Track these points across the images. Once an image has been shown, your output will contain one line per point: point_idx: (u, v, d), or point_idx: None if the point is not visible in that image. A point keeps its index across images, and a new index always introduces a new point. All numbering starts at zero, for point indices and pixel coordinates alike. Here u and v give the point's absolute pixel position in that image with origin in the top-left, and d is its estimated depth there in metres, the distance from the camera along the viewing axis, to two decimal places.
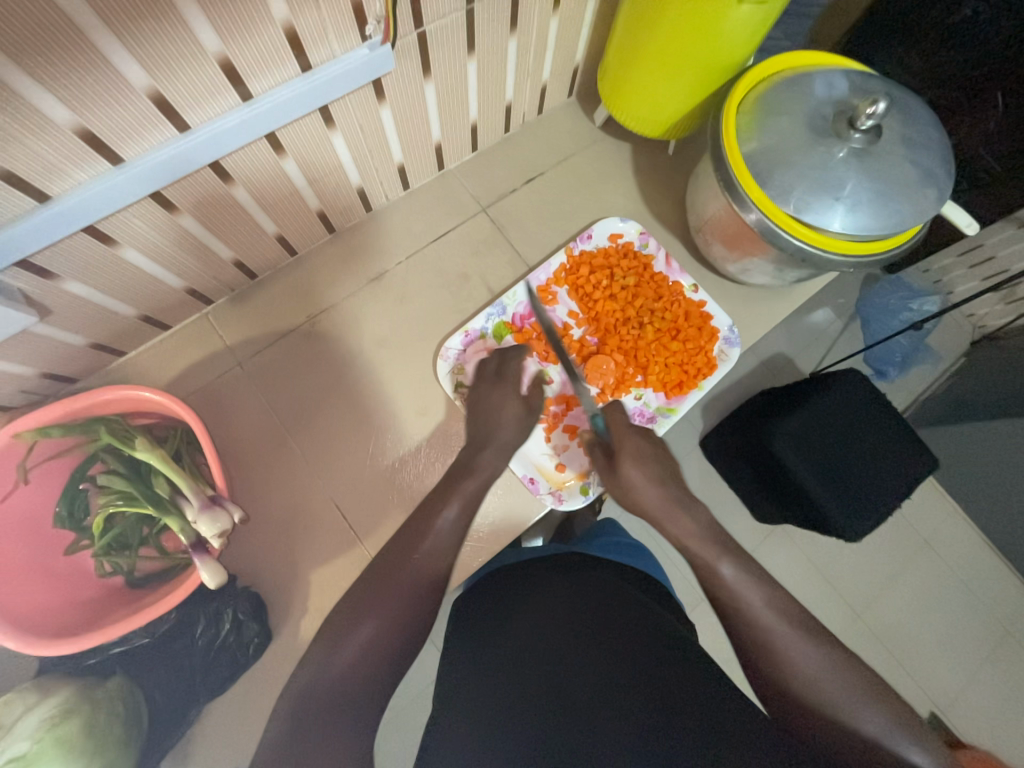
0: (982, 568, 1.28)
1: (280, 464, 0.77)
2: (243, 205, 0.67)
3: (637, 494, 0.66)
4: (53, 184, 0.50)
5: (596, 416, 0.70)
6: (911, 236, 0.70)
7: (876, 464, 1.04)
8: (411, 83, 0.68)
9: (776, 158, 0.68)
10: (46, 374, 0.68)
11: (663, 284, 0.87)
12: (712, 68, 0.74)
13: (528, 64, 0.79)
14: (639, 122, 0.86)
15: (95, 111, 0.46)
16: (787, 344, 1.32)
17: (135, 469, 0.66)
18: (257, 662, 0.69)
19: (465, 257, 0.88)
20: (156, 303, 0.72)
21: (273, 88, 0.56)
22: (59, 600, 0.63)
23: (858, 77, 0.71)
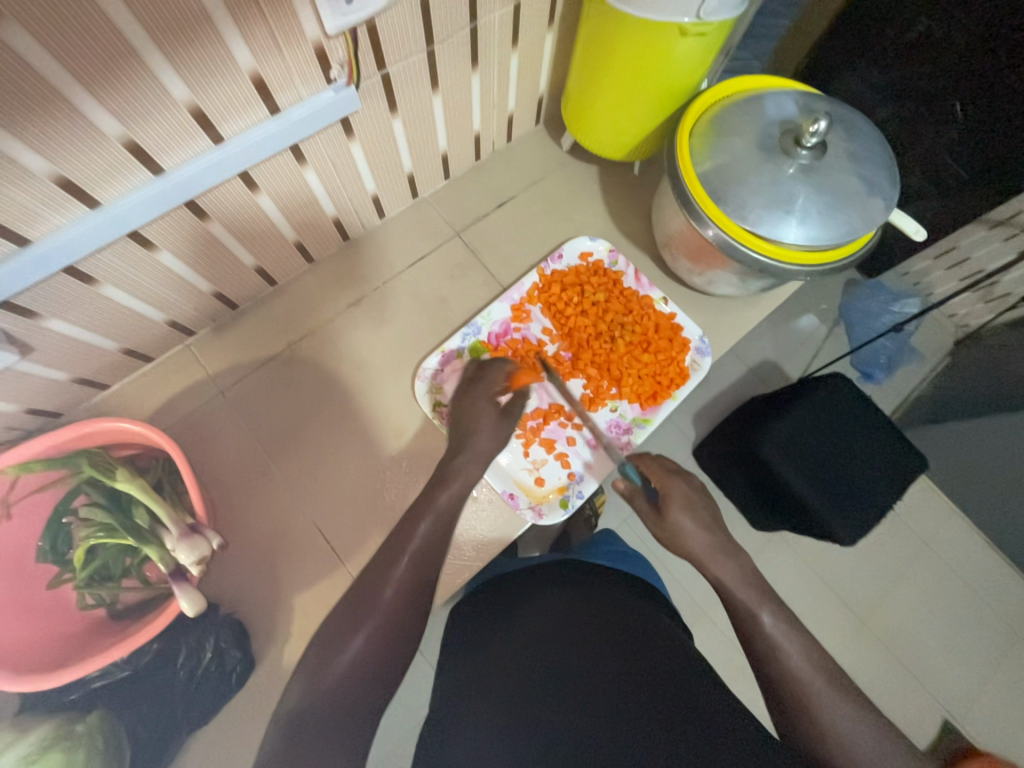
0: (978, 566, 1.28)
1: (262, 489, 0.78)
2: (220, 239, 0.70)
3: (684, 537, 0.68)
4: (32, 229, 0.52)
5: (628, 467, 0.75)
6: (864, 244, 0.73)
7: (859, 466, 1.05)
8: (379, 119, 0.71)
9: (729, 176, 0.71)
10: (30, 410, 0.70)
11: (633, 299, 0.89)
12: (665, 94, 0.78)
13: (493, 96, 0.84)
14: (603, 145, 0.90)
15: (71, 159, 0.49)
16: (768, 351, 1.34)
17: (117, 501, 0.67)
18: (241, 690, 0.69)
19: (442, 280, 0.91)
20: (139, 337, 0.74)
21: (244, 130, 0.59)
22: (40, 634, 0.63)
23: (803, 97, 0.75)
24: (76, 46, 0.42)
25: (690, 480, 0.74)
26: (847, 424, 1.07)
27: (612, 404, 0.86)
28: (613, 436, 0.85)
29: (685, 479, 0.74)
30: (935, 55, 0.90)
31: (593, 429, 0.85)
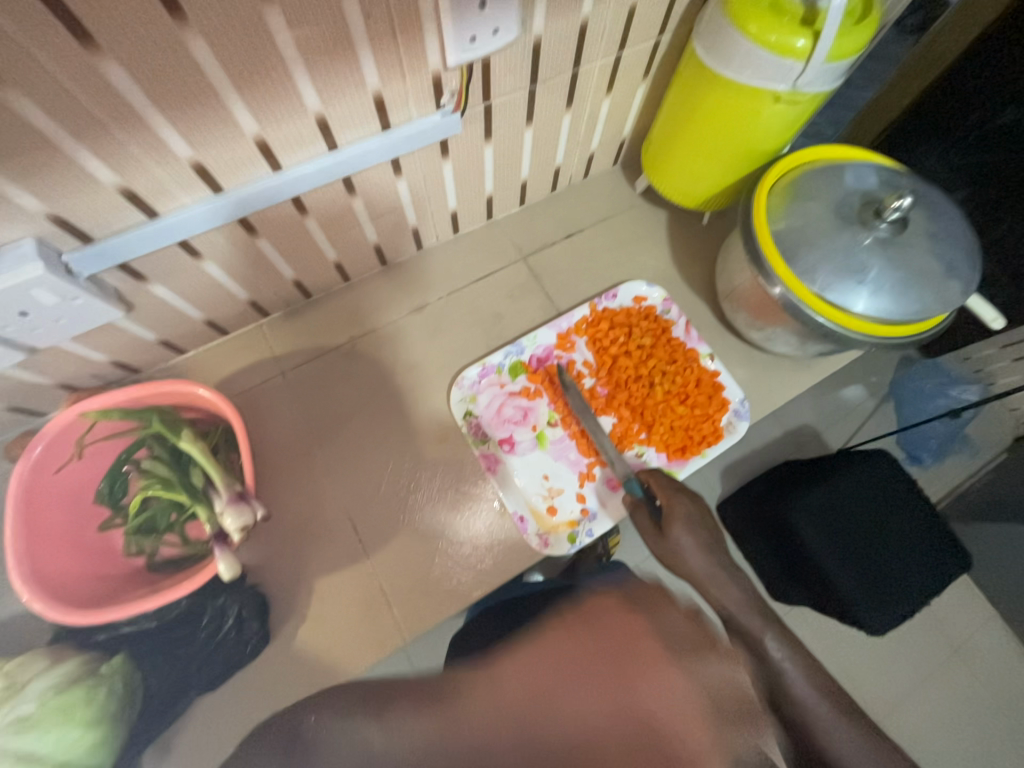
0: (1021, 684, 1.17)
1: (303, 470, 0.81)
2: (311, 233, 0.75)
3: (684, 558, 0.71)
4: (162, 203, 0.58)
5: (631, 479, 0.77)
6: (935, 324, 0.71)
7: (902, 551, 1.00)
8: (474, 144, 0.76)
9: (803, 239, 0.72)
10: (116, 362, 0.76)
11: (678, 349, 0.89)
12: (747, 152, 0.80)
13: (579, 135, 0.88)
14: (675, 192, 0.93)
15: (209, 149, 0.55)
16: (813, 417, 1.30)
17: (176, 458, 0.72)
18: (252, 662, 0.71)
19: (502, 298, 0.94)
20: (221, 311, 0.80)
21: (356, 141, 0.65)
22: (85, 571, 0.67)
23: (886, 172, 0.76)
24: (237, 54, 0.48)
25: (696, 501, 0.75)
26: (890, 503, 1.02)
27: (639, 449, 0.85)
28: None
29: (692, 500, 0.75)
30: (1017, 149, 0.91)
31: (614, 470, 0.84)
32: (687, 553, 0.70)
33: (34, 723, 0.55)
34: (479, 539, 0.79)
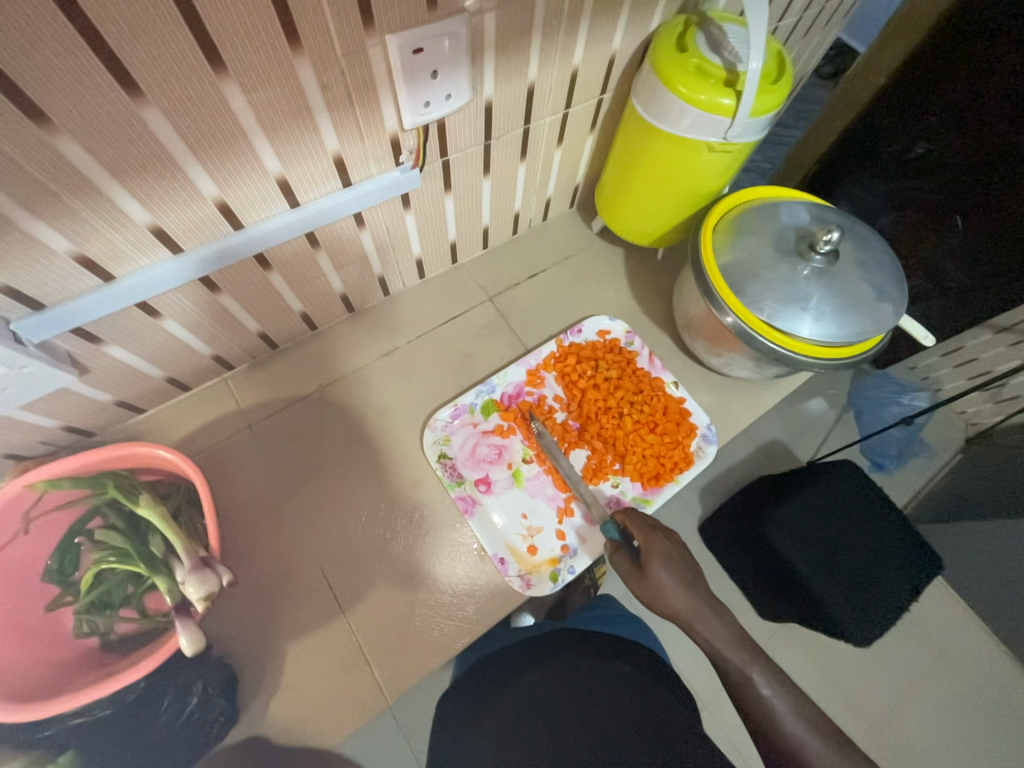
0: (1002, 683, 1.20)
1: (272, 527, 0.78)
2: (275, 286, 0.76)
3: (669, 597, 0.69)
4: (119, 267, 0.58)
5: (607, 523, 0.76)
6: (875, 344, 0.77)
7: (875, 561, 1.03)
8: (434, 195, 0.79)
9: (748, 271, 0.77)
10: (68, 427, 0.72)
11: (644, 378, 0.92)
12: (691, 194, 0.86)
13: (535, 182, 0.93)
14: (629, 231, 0.98)
15: (168, 212, 0.56)
16: (779, 434, 1.35)
17: (133, 525, 0.68)
18: (220, 742, 0.65)
19: (471, 338, 0.96)
20: (183, 368, 0.78)
21: (318, 198, 0.67)
22: (30, 659, 0.61)
23: (816, 208, 0.83)
24: (196, 125, 0.50)
25: (672, 537, 0.74)
26: (859, 513, 1.06)
27: (614, 480, 0.86)
28: None
29: (667, 536, 0.74)
30: (935, 174, 0.98)
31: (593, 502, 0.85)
32: (669, 592, 0.69)
33: None
34: (459, 584, 0.77)
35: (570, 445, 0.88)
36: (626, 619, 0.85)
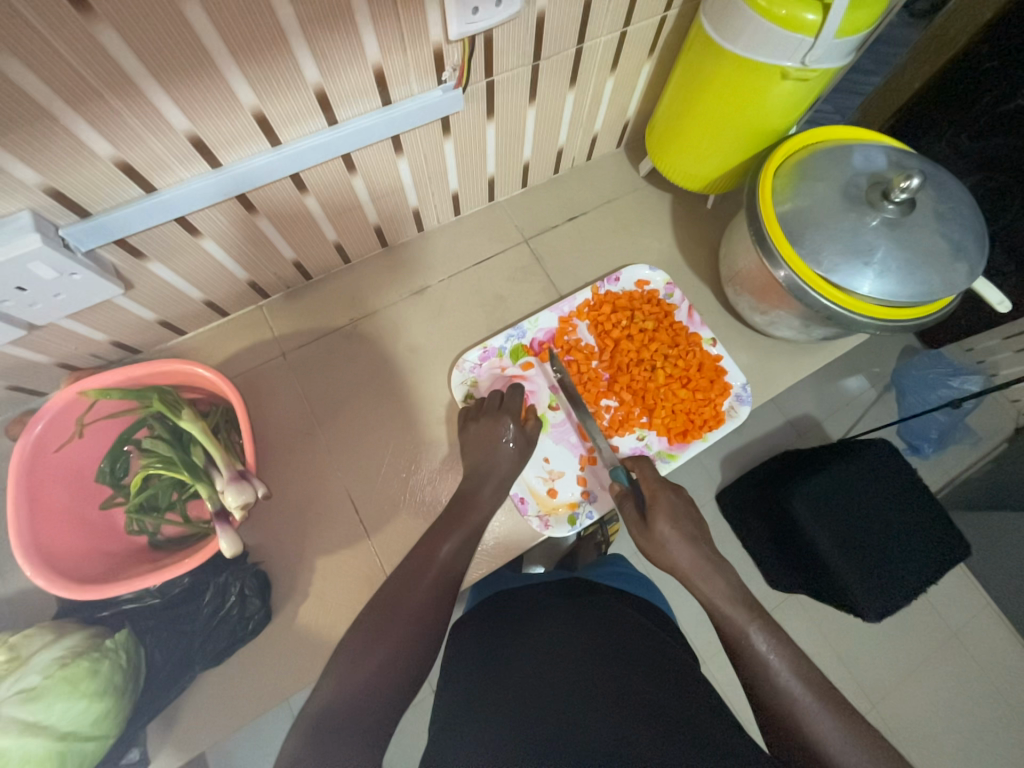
0: (1015, 670, 1.19)
1: (304, 451, 0.81)
2: (311, 213, 0.75)
3: (670, 549, 0.69)
4: (160, 178, 0.58)
5: (616, 466, 0.76)
6: (940, 308, 0.71)
7: (901, 538, 1.00)
8: (476, 122, 0.75)
9: (808, 220, 0.71)
10: (115, 342, 0.76)
11: (681, 333, 0.89)
12: (754, 132, 0.79)
13: (582, 115, 0.87)
14: (680, 174, 0.92)
15: (206, 121, 0.54)
16: (814, 406, 1.30)
17: (177, 437, 0.72)
18: (253, 639, 0.71)
19: (503, 281, 0.93)
20: (220, 292, 0.79)
21: (357, 116, 0.64)
22: (88, 548, 0.67)
23: (895, 153, 0.75)
24: (235, 23, 0.47)
25: (679, 493, 0.75)
26: (888, 490, 1.03)
27: (639, 433, 0.85)
28: None
29: (675, 493, 0.75)
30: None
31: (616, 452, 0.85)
32: (670, 543, 0.69)
33: (39, 694, 0.55)
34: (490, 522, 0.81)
35: (598, 396, 0.86)
36: (640, 579, 0.85)
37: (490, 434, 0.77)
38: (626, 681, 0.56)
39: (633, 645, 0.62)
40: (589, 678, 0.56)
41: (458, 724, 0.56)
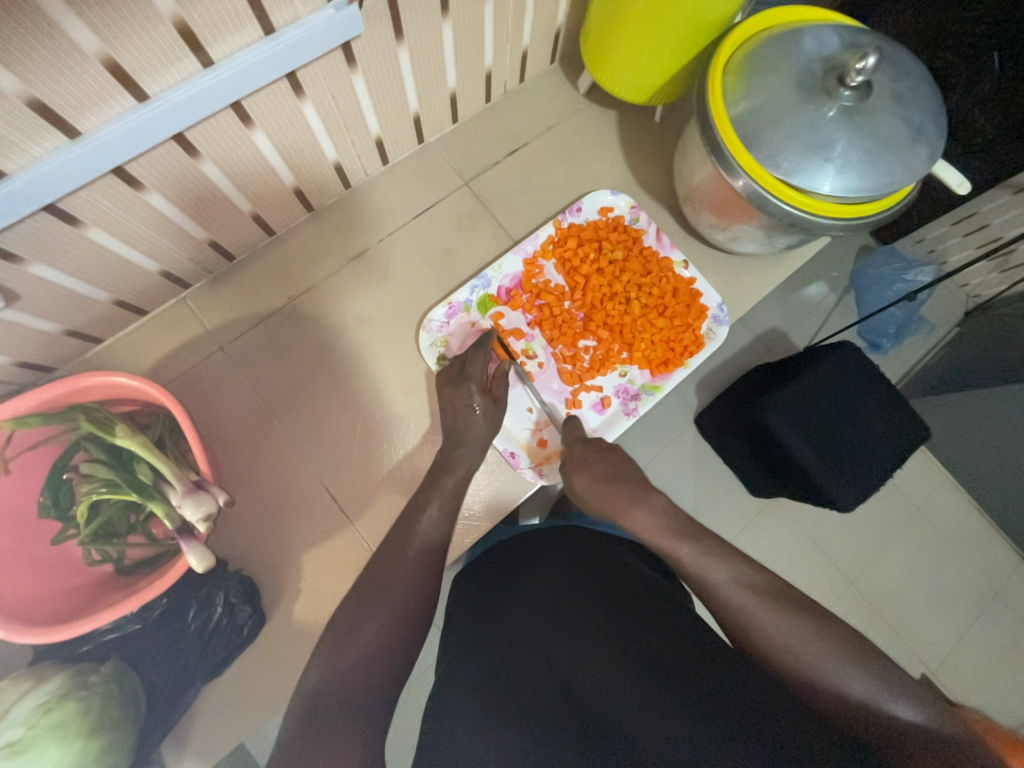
0: (973, 533, 1.30)
1: (267, 447, 0.76)
2: (214, 181, 0.65)
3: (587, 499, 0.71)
4: (8, 160, 0.47)
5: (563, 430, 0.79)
6: (901, 198, 0.68)
7: (871, 433, 1.03)
8: (384, 48, 0.65)
9: (763, 119, 0.66)
10: (20, 362, 0.67)
11: (652, 259, 0.84)
12: (696, 26, 0.71)
13: (506, 28, 0.76)
14: (621, 85, 0.84)
15: (43, 78, 0.44)
16: (780, 318, 1.30)
17: (117, 457, 0.65)
18: (252, 644, 0.69)
19: (449, 232, 0.86)
20: (130, 288, 0.70)
21: (236, 53, 0.53)
22: (48, 588, 0.62)
23: (848, 31, 0.68)
24: None
25: (592, 443, 0.75)
26: (852, 389, 1.04)
27: (622, 369, 0.83)
28: (620, 402, 0.83)
29: (588, 443, 0.75)
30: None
31: (600, 393, 0.83)
32: (586, 494, 0.71)
33: (27, 745, 0.52)
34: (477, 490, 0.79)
35: (575, 338, 0.82)
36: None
37: (456, 400, 0.73)
38: (626, 622, 0.54)
39: (626, 582, 0.61)
40: (585, 619, 0.55)
41: (452, 687, 0.55)
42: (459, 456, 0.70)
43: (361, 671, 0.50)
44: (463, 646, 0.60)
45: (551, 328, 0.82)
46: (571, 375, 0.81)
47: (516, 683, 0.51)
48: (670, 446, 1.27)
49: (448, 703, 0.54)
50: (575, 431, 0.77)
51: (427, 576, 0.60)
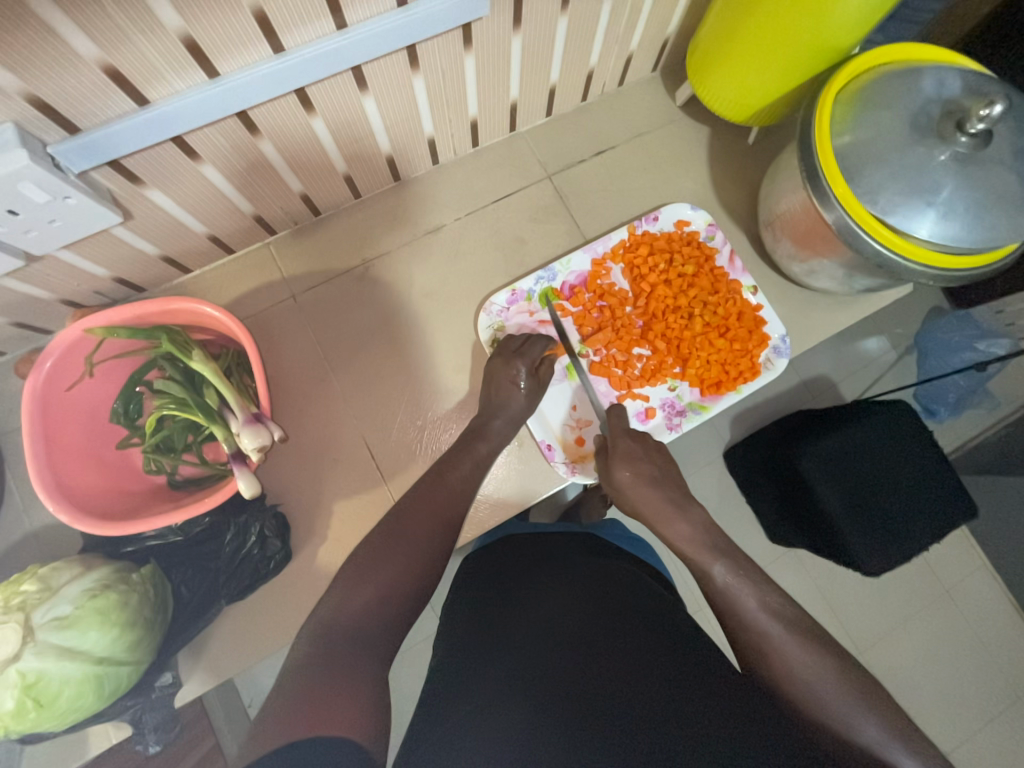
0: (1004, 628, 1.22)
1: (319, 396, 0.79)
2: (319, 137, 0.68)
3: (629, 495, 0.69)
4: (153, 89, 0.51)
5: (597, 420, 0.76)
6: (1003, 255, 0.65)
7: (914, 499, 0.98)
8: (500, 34, 0.67)
9: (868, 155, 0.64)
10: (118, 278, 0.72)
11: (721, 279, 0.83)
12: (813, 52, 0.70)
13: (618, 31, 0.77)
14: (720, 102, 0.83)
15: (202, 20, 0.47)
16: (834, 366, 1.25)
17: (189, 378, 0.69)
18: (275, 578, 0.73)
19: (524, 221, 0.87)
20: (225, 226, 0.74)
21: (367, 19, 0.56)
22: (108, 487, 0.67)
23: (974, 77, 0.66)
24: None
25: (642, 439, 0.73)
26: (901, 450, 1.00)
27: (671, 384, 0.82)
28: (664, 416, 0.83)
29: (638, 439, 0.73)
30: None
31: (646, 403, 0.82)
32: (627, 488, 0.69)
33: (73, 622, 0.58)
34: (497, 470, 0.80)
35: (630, 344, 0.82)
36: (646, 547, 0.81)
37: (502, 375, 0.75)
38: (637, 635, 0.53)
39: (640, 596, 0.60)
40: (596, 622, 0.54)
41: (451, 668, 0.55)
42: (496, 438, 0.72)
43: (374, 622, 0.52)
44: (465, 628, 0.60)
45: (610, 330, 0.82)
46: (621, 381, 0.81)
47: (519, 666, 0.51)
48: (697, 475, 1.24)
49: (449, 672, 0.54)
50: (622, 421, 0.75)
51: (449, 542, 0.62)
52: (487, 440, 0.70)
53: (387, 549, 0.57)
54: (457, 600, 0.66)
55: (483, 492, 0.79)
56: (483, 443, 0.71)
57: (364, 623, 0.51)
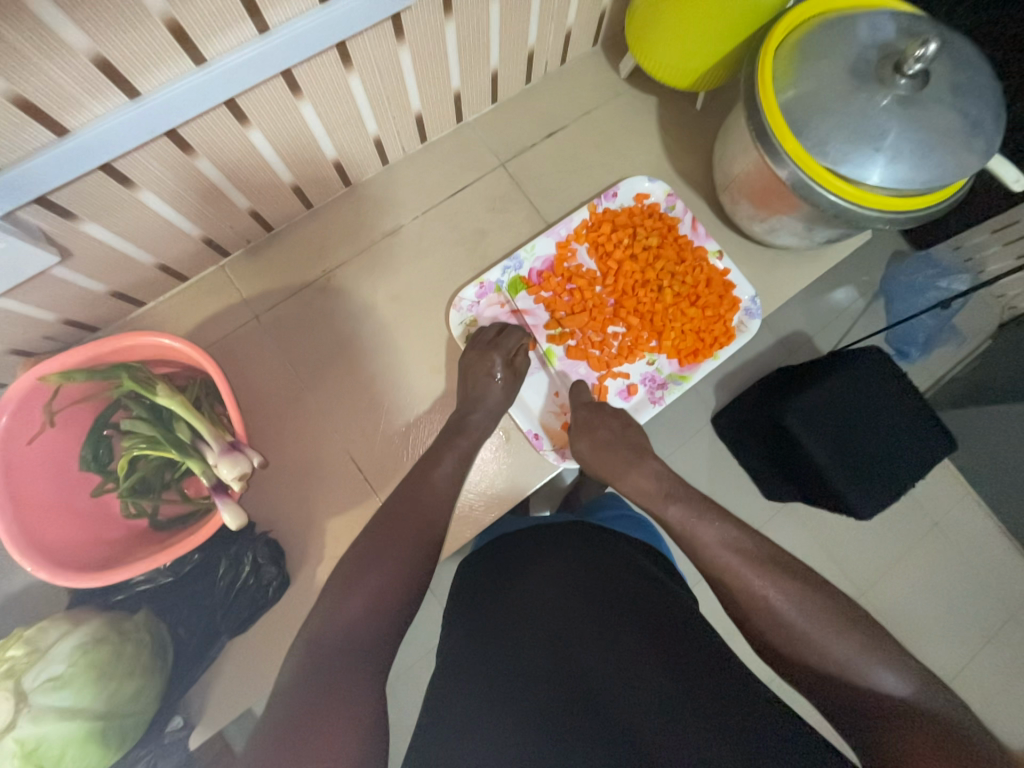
0: (993, 551, 1.27)
1: (297, 415, 0.78)
2: (259, 149, 0.66)
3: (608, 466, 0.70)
4: (71, 117, 0.48)
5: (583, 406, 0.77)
6: (953, 192, 0.66)
7: (894, 441, 1.01)
8: (432, 21, 0.64)
9: (813, 106, 0.64)
10: (67, 321, 0.69)
11: (686, 248, 0.83)
12: (750, 8, 0.69)
13: (553, 7, 0.76)
14: (664, 70, 0.82)
15: (112, 38, 0.45)
16: (807, 320, 1.27)
17: (157, 414, 0.67)
18: (276, 605, 0.71)
19: (483, 212, 0.86)
20: (173, 253, 0.71)
21: (291, 20, 0.53)
22: (87, 537, 0.65)
23: (907, 19, 0.66)
24: None
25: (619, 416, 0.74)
26: (877, 395, 1.02)
27: (650, 358, 0.83)
28: (646, 390, 0.83)
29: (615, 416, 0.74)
30: None
31: (627, 380, 0.82)
32: (608, 463, 0.70)
33: (68, 681, 0.56)
34: (487, 466, 0.79)
35: (605, 324, 0.82)
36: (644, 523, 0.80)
37: (478, 365, 0.74)
38: (636, 618, 0.53)
39: (636, 577, 0.60)
40: (595, 608, 0.54)
41: (461, 669, 0.55)
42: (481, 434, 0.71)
43: (379, 635, 0.51)
44: (469, 628, 0.59)
45: (584, 313, 0.81)
46: (600, 362, 0.81)
47: (526, 661, 0.51)
48: (688, 444, 1.26)
49: (460, 676, 0.54)
50: (599, 401, 0.76)
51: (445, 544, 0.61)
52: (468, 435, 0.70)
53: (384, 560, 0.56)
54: (457, 600, 0.65)
55: (474, 488, 0.78)
56: (468, 440, 0.70)
57: (368, 638, 0.51)
